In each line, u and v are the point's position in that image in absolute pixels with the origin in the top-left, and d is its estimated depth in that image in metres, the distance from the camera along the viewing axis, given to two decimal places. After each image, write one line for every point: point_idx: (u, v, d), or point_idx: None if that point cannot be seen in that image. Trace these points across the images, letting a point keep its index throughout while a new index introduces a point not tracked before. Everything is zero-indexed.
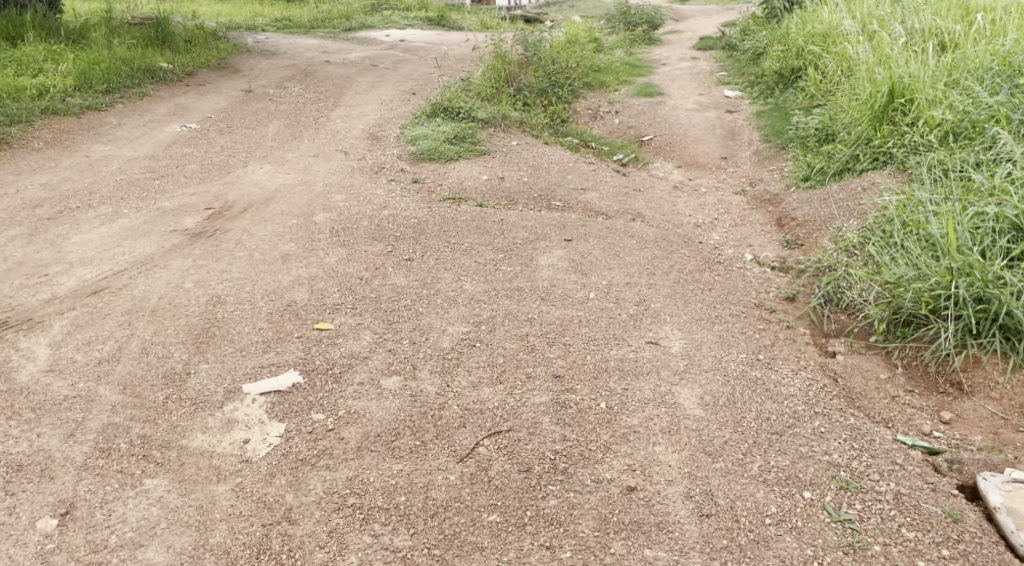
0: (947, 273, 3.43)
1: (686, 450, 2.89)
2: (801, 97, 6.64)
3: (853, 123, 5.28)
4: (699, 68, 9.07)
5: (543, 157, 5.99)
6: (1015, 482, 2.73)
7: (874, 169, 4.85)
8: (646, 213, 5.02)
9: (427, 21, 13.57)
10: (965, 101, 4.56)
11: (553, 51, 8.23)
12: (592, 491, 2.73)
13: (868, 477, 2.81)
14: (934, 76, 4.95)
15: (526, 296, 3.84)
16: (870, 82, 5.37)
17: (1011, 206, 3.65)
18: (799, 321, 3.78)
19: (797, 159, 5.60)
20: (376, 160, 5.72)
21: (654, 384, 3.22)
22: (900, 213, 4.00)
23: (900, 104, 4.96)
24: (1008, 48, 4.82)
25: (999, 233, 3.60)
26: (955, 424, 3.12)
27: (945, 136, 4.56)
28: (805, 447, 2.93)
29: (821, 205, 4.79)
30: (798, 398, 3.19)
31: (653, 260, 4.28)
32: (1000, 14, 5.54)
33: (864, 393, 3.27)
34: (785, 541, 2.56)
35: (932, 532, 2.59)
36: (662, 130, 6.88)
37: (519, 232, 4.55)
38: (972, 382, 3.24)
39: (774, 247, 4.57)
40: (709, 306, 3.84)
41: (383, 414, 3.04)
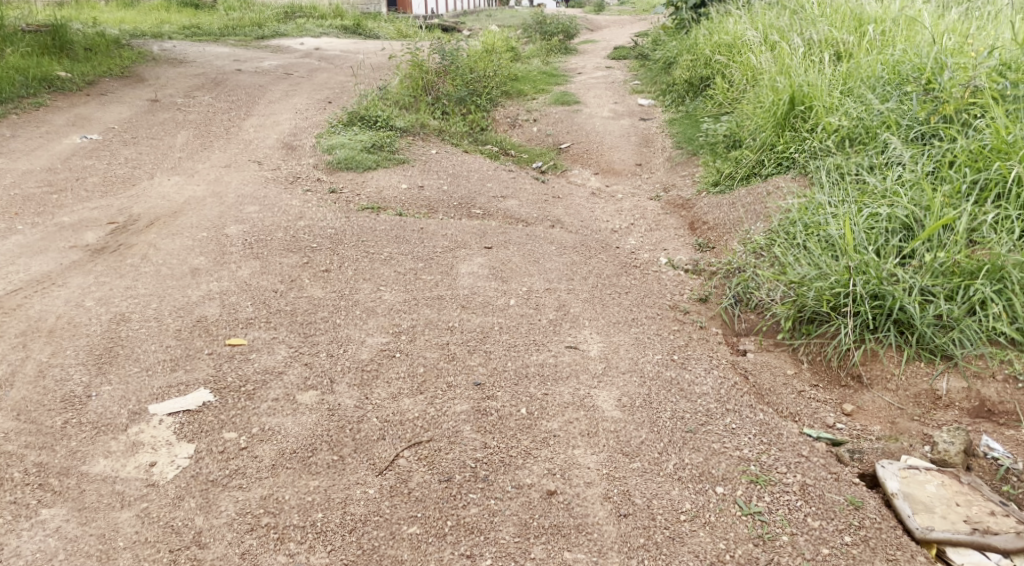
0: (845, 272, 3.59)
1: (605, 452, 2.94)
2: (710, 105, 6.85)
3: (758, 130, 5.49)
4: (614, 77, 9.24)
5: (461, 165, 6.00)
6: (909, 469, 2.89)
7: (778, 173, 5.05)
8: (565, 219, 5.09)
9: (343, 29, 13.43)
10: (859, 108, 4.80)
11: (470, 58, 8.26)
12: (513, 497, 2.75)
13: (776, 470, 2.90)
14: (830, 85, 5.19)
15: (447, 305, 3.83)
16: (773, 91, 5.59)
17: (902, 206, 3.86)
18: (711, 321, 3.90)
19: (707, 165, 5.78)
20: (292, 170, 5.62)
21: (573, 388, 3.26)
22: (802, 215, 4.18)
23: (800, 112, 5.19)
24: (897, 55, 5.06)
25: (891, 233, 3.79)
26: (857, 415, 3.28)
27: (842, 142, 4.79)
28: (718, 443, 3.01)
29: (731, 209, 4.95)
30: (710, 396, 3.28)
31: (571, 266, 4.34)
32: (891, 24, 5.81)
33: (773, 389, 3.40)
34: (698, 537, 2.63)
35: (835, 520, 2.70)
36: (579, 137, 7.00)
37: (439, 240, 4.55)
38: (871, 375, 3.41)
39: (687, 249, 4.71)
40: (625, 309, 3.91)
41: (299, 430, 2.99)
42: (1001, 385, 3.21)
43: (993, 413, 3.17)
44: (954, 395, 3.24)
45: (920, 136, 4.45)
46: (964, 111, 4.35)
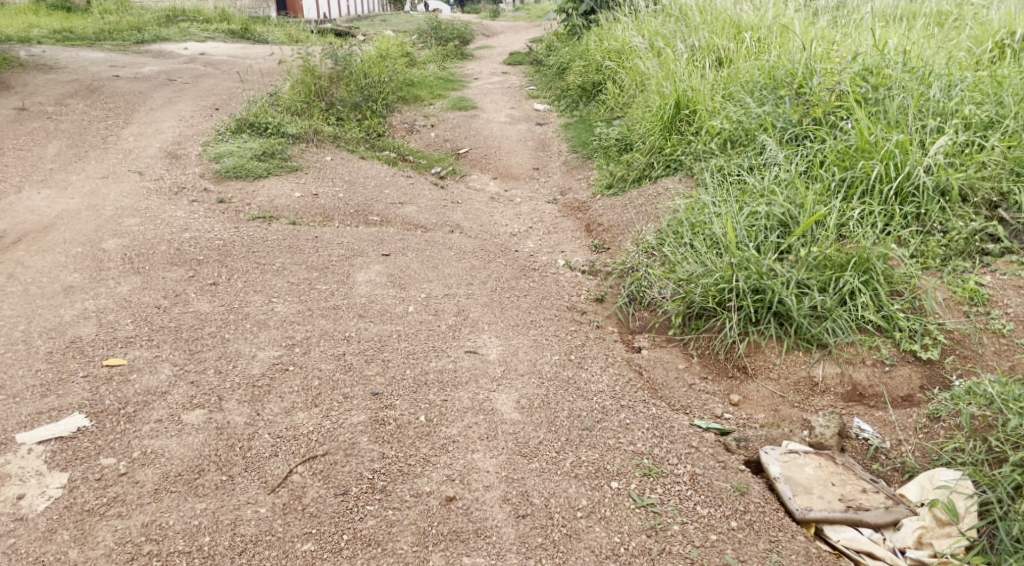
0: (728, 268, 3.73)
1: (504, 454, 2.95)
2: (602, 110, 7.00)
3: (647, 133, 5.66)
4: (510, 82, 9.32)
5: (357, 172, 5.91)
6: (790, 453, 3.03)
7: (667, 175, 5.21)
8: (463, 224, 5.09)
9: (230, 33, 13.02)
10: (739, 112, 5.02)
11: (363, 63, 8.14)
12: (411, 506, 2.72)
13: (668, 462, 2.99)
14: (712, 89, 5.41)
15: (343, 314, 3.77)
16: (659, 96, 5.78)
17: (778, 205, 4.05)
18: (607, 321, 3.99)
19: (601, 168, 5.91)
20: (176, 180, 5.40)
21: (472, 392, 3.26)
22: (688, 215, 4.32)
23: (685, 115, 5.39)
24: (772, 61, 5.31)
25: (770, 231, 3.98)
26: (743, 405, 3.43)
27: (724, 144, 5.00)
28: (613, 439, 3.08)
29: (624, 210, 5.07)
30: (605, 393, 3.35)
31: (470, 270, 4.35)
32: (765, 31, 6.10)
33: (665, 383, 3.51)
34: (594, 532, 2.68)
35: (722, 507, 2.80)
36: (477, 142, 7.02)
37: (335, 249, 4.46)
38: (755, 365, 3.56)
39: (584, 251, 4.79)
40: (524, 311, 3.95)
41: (184, 451, 2.87)
42: (871, 370, 3.41)
43: (864, 396, 3.37)
44: (830, 381, 3.43)
45: (794, 137, 4.68)
46: (832, 113, 4.61)
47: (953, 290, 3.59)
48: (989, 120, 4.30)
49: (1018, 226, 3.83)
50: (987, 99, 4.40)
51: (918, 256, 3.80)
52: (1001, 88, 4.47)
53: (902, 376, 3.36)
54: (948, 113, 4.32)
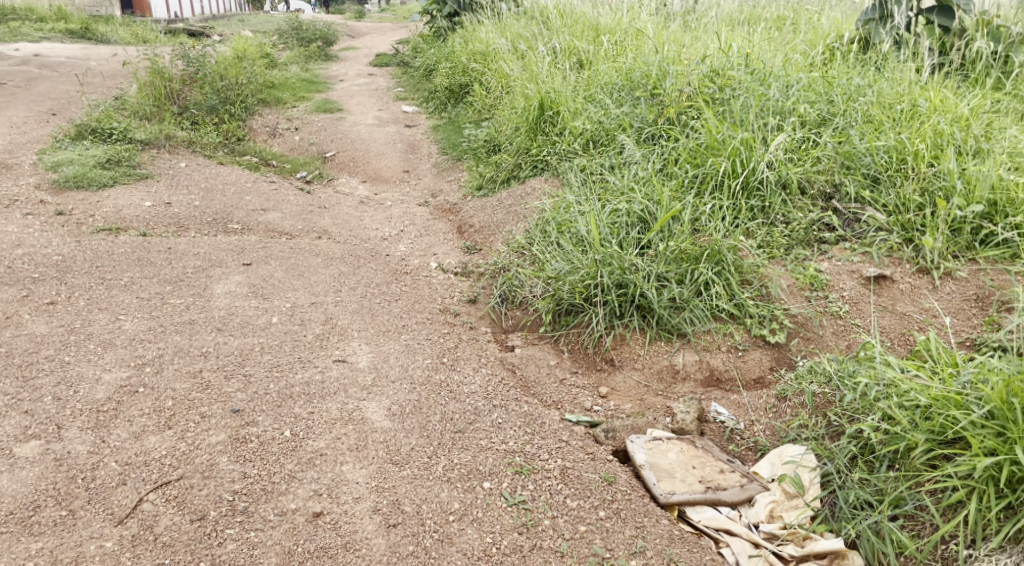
0: (592, 264, 3.82)
1: (374, 464, 2.89)
2: (469, 112, 7.00)
3: (513, 135, 5.72)
4: (376, 84, 9.18)
5: (215, 178, 5.64)
6: (654, 440, 3.13)
7: (534, 176, 5.28)
8: (331, 230, 4.96)
9: (68, 33, 12.16)
10: (599, 113, 5.16)
11: (218, 64, 7.79)
12: (275, 525, 2.62)
13: (538, 458, 3.01)
14: (574, 92, 5.54)
15: (200, 329, 3.58)
16: (523, 98, 5.85)
17: (638, 202, 4.18)
18: (480, 321, 4.01)
19: (470, 169, 5.90)
20: (7, 192, 4.97)
21: (341, 402, 3.17)
22: (554, 214, 4.39)
23: (549, 117, 5.49)
24: (628, 64, 5.49)
25: (631, 227, 4.10)
26: (611, 396, 3.52)
27: (587, 144, 5.12)
28: (485, 440, 3.07)
29: (495, 211, 5.08)
30: (478, 394, 3.34)
31: (338, 277, 4.24)
32: (621, 35, 6.30)
33: (538, 380, 3.55)
34: (466, 535, 2.67)
35: (591, 497, 2.85)
36: (344, 145, 6.86)
37: (190, 260, 4.24)
38: (621, 357, 3.66)
39: (456, 253, 4.77)
40: (395, 316, 3.89)
41: (17, 488, 2.66)
42: (726, 355, 3.57)
43: (721, 381, 3.52)
44: (689, 367, 3.56)
45: (650, 136, 4.85)
46: (683, 113, 4.81)
47: (795, 277, 3.82)
48: (822, 117, 4.62)
49: (850, 215, 4.14)
50: (819, 98, 4.72)
51: (764, 247, 4.02)
52: (832, 87, 4.81)
53: (753, 359, 3.55)
54: (785, 112, 4.60)
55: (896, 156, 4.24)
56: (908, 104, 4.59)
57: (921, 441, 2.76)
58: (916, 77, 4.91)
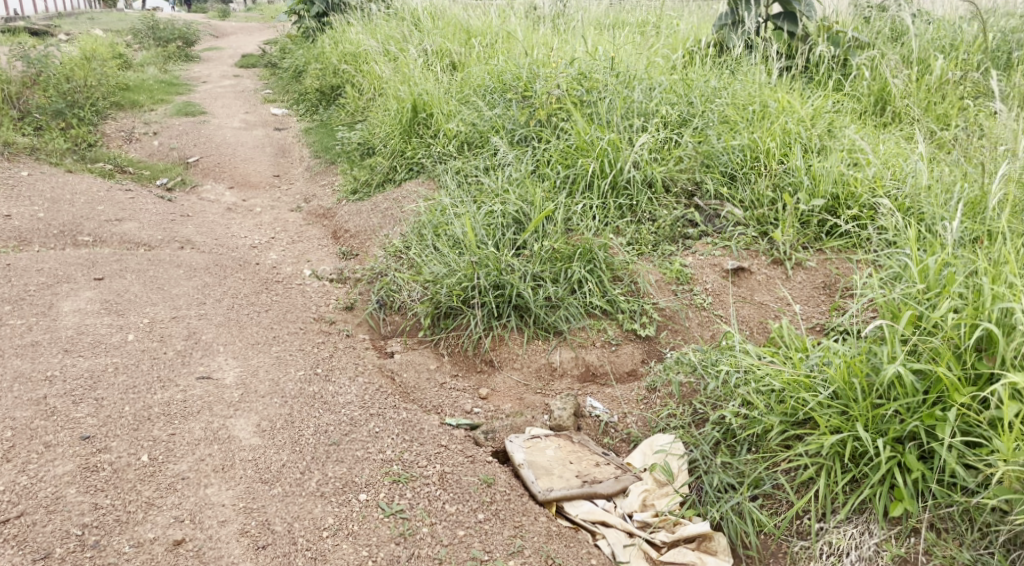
0: (468, 266, 3.82)
1: (242, 484, 2.77)
2: (341, 114, 6.85)
3: (387, 137, 5.65)
4: (243, 86, 8.85)
5: (63, 187, 5.28)
6: (532, 439, 3.17)
7: (410, 178, 5.23)
8: (195, 239, 4.73)
9: None
10: (472, 115, 5.17)
11: (63, 65, 7.28)
12: (132, 557, 2.47)
13: (417, 465, 2.97)
14: (447, 94, 5.53)
15: (45, 351, 3.34)
16: (396, 100, 5.78)
17: (512, 203, 4.22)
18: (357, 329, 3.93)
19: (344, 173, 5.77)
20: None
21: (206, 422, 3.03)
22: (430, 216, 4.36)
23: (422, 119, 5.45)
24: (500, 66, 5.53)
25: (506, 228, 4.13)
26: (491, 397, 3.53)
27: (461, 146, 5.12)
28: (361, 450, 3.00)
29: (370, 215, 4.99)
30: (354, 404, 3.27)
31: (202, 288, 4.05)
32: (491, 38, 6.35)
33: (417, 386, 3.52)
34: (341, 550, 2.60)
35: (470, 501, 2.83)
36: (208, 150, 6.56)
37: (34, 277, 3.94)
38: (500, 357, 3.69)
39: (331, 259, 4.65)
40: (265, 328, 3.75)
41: None
42: (600, 351, 3.65)
43: (596, 376, 3.60)
44: (566, 364, 3.63)
45: (522, 138, 4.90)
46: (554, 115, 4.89)
47: (663, 272, 3.96)
48: (682, 118, 4.81)
49: (711, 211, 4.35)
50: (679, 100, 4.92)
51: (633, 244, 4.16)
52: (690, 90, 5.02)
53: (626, 353, 3.64)
54: (649, 113, 4.77)
55: (750, 154, 4.47)
56: (759, 105, 4.84)
57: (776, 423, 2.92)
58: (765, 80, 5.19)
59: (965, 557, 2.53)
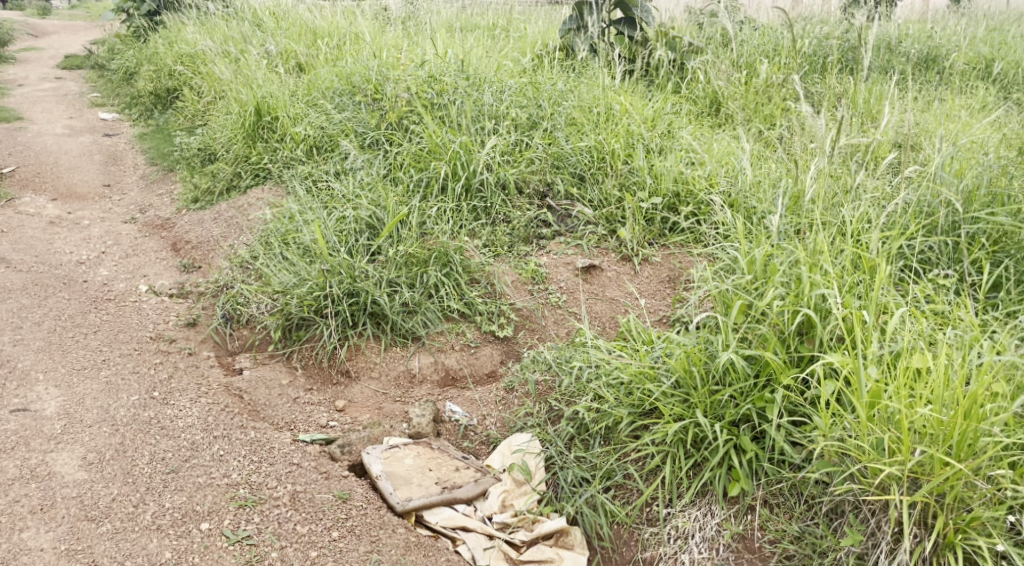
0: (320, 275, 3.70)
1: (65, 524, 2.55)
2: (179, 117, 6.47)
3: (229, 142, 5.39)
4: (66, 89, 8.19)
5: None
6: (389, 449, 3.11)
7: (256, 185, 5.01)
8: (11, 257, 4.33)
9: None
10: (320, 118, 5.01)
11: None
12: None
13: (265, 486, 2.83)
14: (292, 97, 5.34)
15: None
16: (238, 103, 5.52)
17: (364, 208, 4.12)
18: (201, 345, 3.72)
19: (184, 180, 5.45)
20: None
21: (21, 459, 2.80)
22: (278, 224, 4.19)
23: (267, 122, 5.24)
24: (348, 68, 5.40)
25: (359, 234, 4.02)
26: (348, 409, 3.44)
27: (310, 151, 4.96)
28: (203, 476, 2.83)
29: (212, 225, 4.73)
30: (196, 427, 3.09)
31: (20, 311, 3.70)
32: (338, 39, 6.20)
33: (268, 402, 3.37)
34: None
35: (323, 520, 2.74)
36: (27, 159, 6.02)
37: None
38: (357, 367, 3.60)
39: (171, 273, 4.37)
40: (93, 350, 3.49)
41: None
42: (459, 354, 3.64)
43: (456, 380, 3.58)
44: (425, 370, 3.59)
45: (373, 141, 4.81)
46: (405, 118, 4.82)
47: (519, 272, 4.00)
48: (532, 120, 4.88)
49: (562, 211, 4.44)
50: (529, 103, 4.99)
51: (489, 245, 4.17)
52: (539, 93, 5.10)
53: (485, 355, 3.64)
54: (499, 116, 4.80)
55: (596, 155, 4.59)
56: (604, 107, 4.98)
57: (625, 415, 3.01)
58: (609, 82, 5.35)
59: (793, 529, 2.68)
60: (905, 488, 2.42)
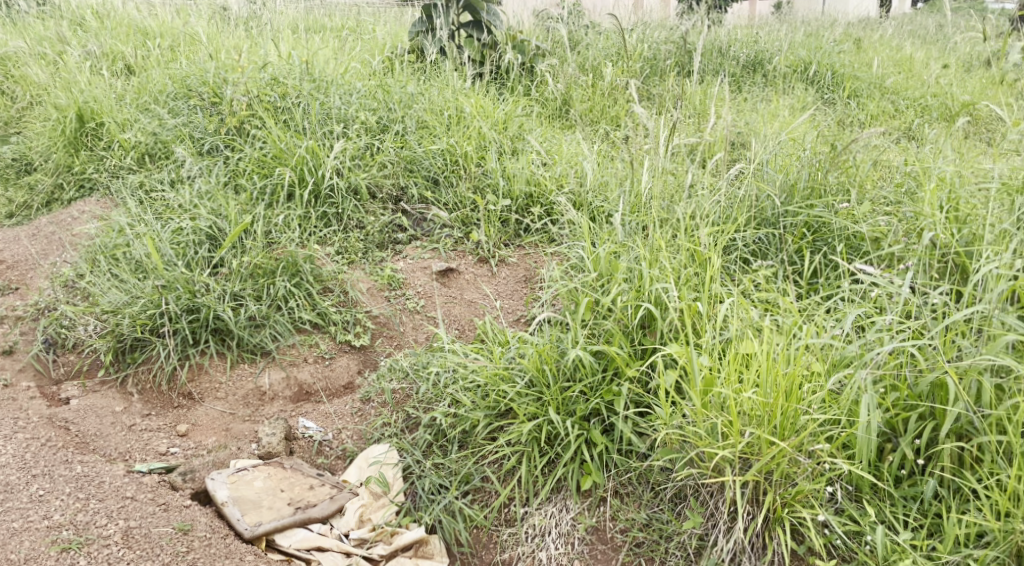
0: (154, 292, 3.47)
1: None
2: None
3: (48, 150, 4.96)
4: None
5: None
6: (237, 472, 2.96)
7: (82, 197, 4.63)
8: None
9: None
10: (152, 124, 4.70)
11: None
12: None
13: (94, 525, 2.60)
14: (120, 102, 4.99)
15: None
16: (56, 108, 5.09)
17: (203, 218, 3.89)
18: (19, 375, 3.41)
19: None
20: None
21: None
22: (105, 238, 3.89)
23: (91, 129, 4.87)
24: (182, 71, 5.10)
25: (198, 245, 3.80)
26: (192, 433, 3.26)
27: (142, 159, 4.64)
28: (19, 521, 2.57)
29: (31, 241, 4.34)
30: (11, 466, 2.81)
31: None
32: (172, 41, 5.85)
33: (99, 433, 3.14)
34: None
35: (160, 555, 2.55)
36: None
37: None
38: (200, 388, 3.40)
39: None
40: None
41: None
42: (313, 367, 3.50)
43: (311, 394, 3.45)
44: (276, 386, 3.43)
45: (211, 148, 4.56)
46: (247, 122, 4.61)
47: (374, 279, 3.91)
48: (381, 124, 4.78)
49: (417, 215, 4.37)
50: (378, 106, 4.89)
51: (342, 253, 4.04)
52: (388, 95, 5.01)
53: (341, 366, 3.53)
54: (348, 119, 4.68)
55: (449, 158, 4.56)
56: (454, 110, 4.96)
57: (481, 418, 3.01)
58: (459, 85, 5.32)
59: (642, 517, 2.74)
60: (738, 468, 2.55)
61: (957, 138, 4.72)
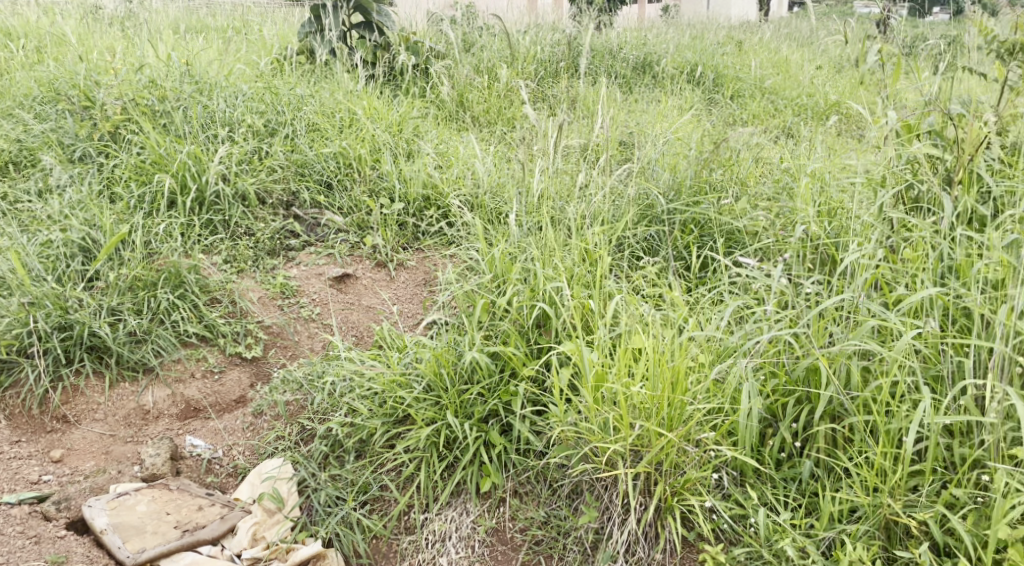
0: (20, 310, 3.23)
1: None
2: None
3: None
4: None
5: None
6: (118, 497, 2.82)
7: None
8: None
9: None
10: (16, 129, 4.40)
11: None
12: None
13: None
14: None
15: None
16: None
17: (75, 229, 3.66)
18: None
19: None
20: None
21: None
22: None
23: None
24: (50, 73, 4.81)
25: (71, 258, 3.58)
26: (67, 459, 3.08)
27: None
28: None
29: None
30: None
31: None
32: (39, 42, 5.51)
33: None
34: None
35: None
36: None
37: None
38: (76, 410, 3.21)
39: None
40: None
41: None
42: (202, 383, 3.36)
43: (199, 410, 3.31)
44: (161, 404, 3.28)
45: (82, 154, 4.30)
46: (123, 127, 4.37)
47: (266, 287, 3.77)
48: (269, 127, 4.64)
49: (311, 220, 4.25)
50: (266, 108, 4.74)
51: (231, 261, 3.88)
52: (276, 98, 4.86)
53: (232, 380, 3.40)
54: (233, 123, 4.52)
55: (342, 161, 4.47)
56: (346, 113, 4.87)
57: (378, 426, 2.96)
58: (351, 87, 5.22)
59: (540, 515, 2.76)
60: (629, 461, 2.60)
61: (830, 136, 4.97)
